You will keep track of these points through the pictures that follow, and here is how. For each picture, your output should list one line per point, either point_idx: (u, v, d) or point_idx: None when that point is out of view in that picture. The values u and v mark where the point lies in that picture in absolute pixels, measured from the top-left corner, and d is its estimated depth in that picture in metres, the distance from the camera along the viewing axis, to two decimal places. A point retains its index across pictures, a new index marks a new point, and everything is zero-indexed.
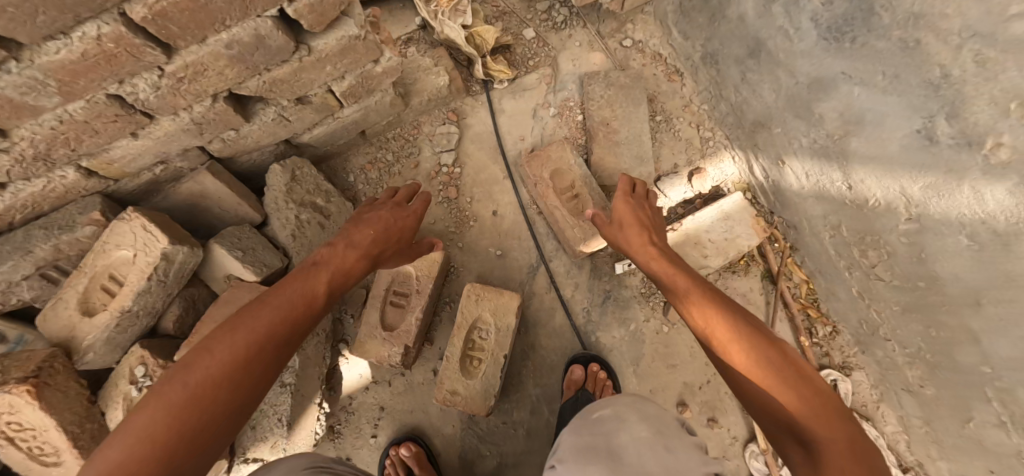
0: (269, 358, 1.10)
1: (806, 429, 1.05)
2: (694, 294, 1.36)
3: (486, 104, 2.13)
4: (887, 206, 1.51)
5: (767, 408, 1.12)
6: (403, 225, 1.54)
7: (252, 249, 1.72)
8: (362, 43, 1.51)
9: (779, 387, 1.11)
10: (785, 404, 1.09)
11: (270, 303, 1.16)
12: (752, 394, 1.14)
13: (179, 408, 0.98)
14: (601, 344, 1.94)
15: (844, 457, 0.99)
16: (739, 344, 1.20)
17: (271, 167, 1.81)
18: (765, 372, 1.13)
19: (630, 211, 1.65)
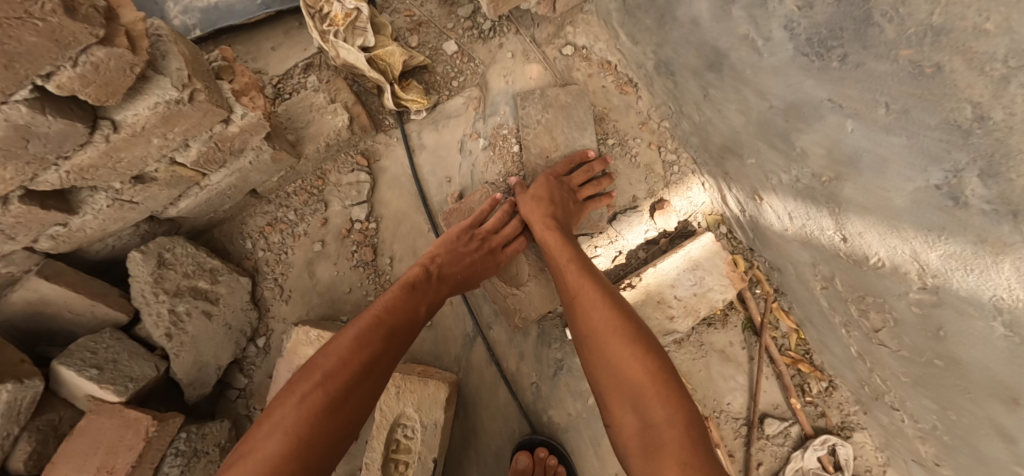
0: (370, 371, 1.12)
1: (645, 407, 1.09)
2: (573, 266, 1.36)
3: (401, 141, 1.78)
4: (893, 268, 1.15)
5: (617, 388, 1.13)
6: (481, 255, 1.47)
7: (113, 360, 1.41)
8: (191, 107, 1.18)
9: (625, 367, 1.14)
10: (633, 387, 1.12)
11: (388, 329, 1.21)
12: (607, 372, 1.16)
13: (299, 439, 1.00)
14: (555, 424, 1.62)
15: (671, 437, 1.03)
16: (604, 323, 1.22)
17: (130, 254, 1.48)
18: (620, 352, 1.16)
19: (543, 187, 1.53)
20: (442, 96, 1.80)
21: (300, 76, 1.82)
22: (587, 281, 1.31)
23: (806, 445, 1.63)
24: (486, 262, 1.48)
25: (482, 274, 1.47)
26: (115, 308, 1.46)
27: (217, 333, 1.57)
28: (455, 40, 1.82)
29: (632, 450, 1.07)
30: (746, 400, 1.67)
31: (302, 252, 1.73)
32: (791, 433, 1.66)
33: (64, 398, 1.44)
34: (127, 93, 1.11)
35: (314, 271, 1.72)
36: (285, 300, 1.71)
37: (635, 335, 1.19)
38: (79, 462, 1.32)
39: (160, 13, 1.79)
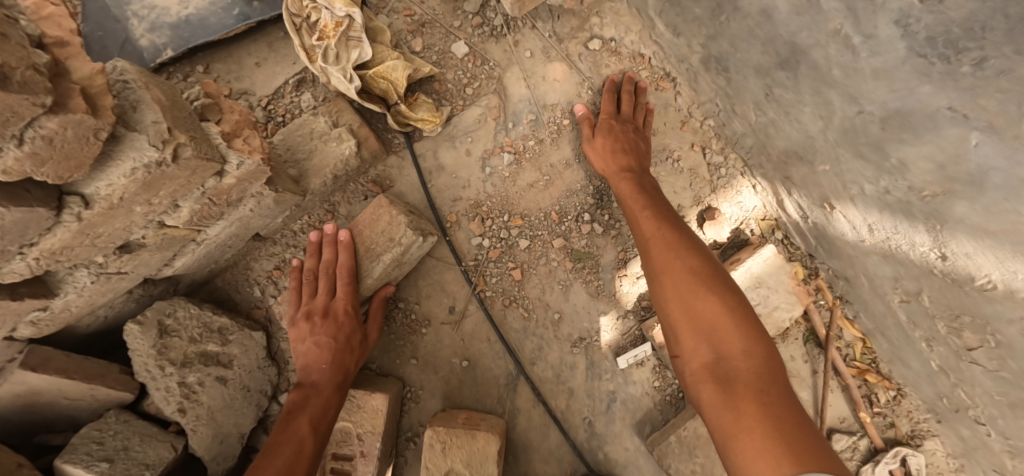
0: None
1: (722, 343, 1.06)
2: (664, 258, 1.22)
3: (415, 161, 1.57)
4: (1008, 292, 1.02)
5: (690, 312, 1.12)
6: (308, 295, 1.38)
7: (122, 448, 1.25)
8: (176, 166, 0.97)
9: (743, 342, 1.05)
10: (729, 336, 1.06)
11: (292, 437, 1.20)
12: (682, 317, 1.13)
13: None
14: (613, 461, 1.51)
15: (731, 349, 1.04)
16: (698, 297, 1.13)
17: (125, 327, 1.31)
18: (727, 330, 1.07)
19: (619, 158, 1.45)
20: (457, 107, 1.60)
21: (293, 94, 1.61)
22: (620, 147, 1.46)
23: (877, 459, 1.53)
24: (324, 279, 1.37)
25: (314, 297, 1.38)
26: (117, 388, 1.29)
27: (233, 399, 1.41)
28: (466, 40, 1.61)
29: (711, 401, 1.01)
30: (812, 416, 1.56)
31: None
32: (859, 447, 1.56)
33: None
34: (97, 161, 0.91)
35: None
36: None
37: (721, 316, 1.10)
38: None
39: (125, 32, 1.57)
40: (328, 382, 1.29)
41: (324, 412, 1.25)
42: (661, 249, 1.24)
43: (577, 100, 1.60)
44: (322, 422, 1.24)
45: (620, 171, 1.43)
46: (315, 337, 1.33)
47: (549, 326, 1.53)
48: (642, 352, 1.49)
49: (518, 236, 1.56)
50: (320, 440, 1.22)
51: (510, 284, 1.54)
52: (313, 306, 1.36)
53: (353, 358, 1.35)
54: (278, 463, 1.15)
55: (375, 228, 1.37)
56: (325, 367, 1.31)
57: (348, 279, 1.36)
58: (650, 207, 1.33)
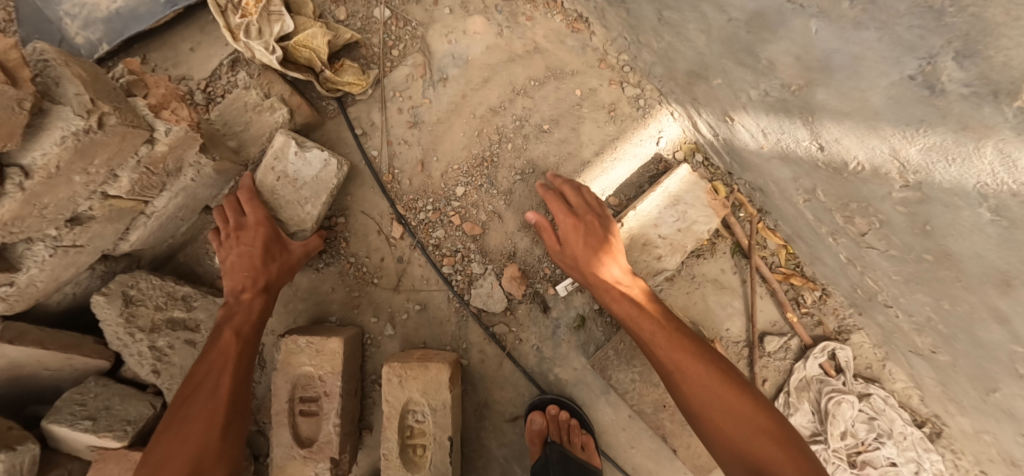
0: (208, 386, 1.28)
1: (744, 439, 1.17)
2: (689, 361, 1.28)
3: (349, 125, 1.67)
4: (874, 171, 1.12)
5: (717, 420, 1.22)
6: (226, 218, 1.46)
7: (103, 408, 1.37)
8: (104, 134, 1.07)
9: (758, 437, 1.16)
10: (756, 447, 1.15)
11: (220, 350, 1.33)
12: (723, 432, 1.20)
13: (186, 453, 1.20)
14: (563, 381, 1.63)
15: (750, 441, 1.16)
16: (708, 394, 1.24)
17: (92, 300, 1.41)
18: (752, 435, 1.17)
19: (585, 244, 1.45)
20: (385, 69, 1.69)
21: (229, 75, 1.70)
22: (596, 242, 1.44)
23: (807, 355, 1.65)
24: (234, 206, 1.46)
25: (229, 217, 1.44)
26: (93, 356, 1.41)
27: None
28: (386, 4, 1.68)
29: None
30: (744, 323, 1.67)
31: None
32: (791, 346, 1.68)
33: (69, 453, 1.40)
34: (28, 132, 1.01)
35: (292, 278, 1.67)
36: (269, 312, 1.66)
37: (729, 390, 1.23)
38: None
39: (60, 33, 1.65)
40: (250, 290, 1.40)
41: (248, 319, 1.37)
42: (681, 360, 1.29)
43: (498, 50, 1.68)
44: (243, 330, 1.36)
45: (631, 283, 1.40)
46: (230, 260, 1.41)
47: (491, 264, 1.63)
48: None
49: (454, 185, 1.65)
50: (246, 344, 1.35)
51: (452, 230, 1.64)
52: (229, 226, 1.44)
53: (274, 265, 1.42)
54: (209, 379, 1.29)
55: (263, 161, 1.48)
56: (248, 276, 1.40)
57: (250, 197, 1.45)
58: (664, 330, 1.34)
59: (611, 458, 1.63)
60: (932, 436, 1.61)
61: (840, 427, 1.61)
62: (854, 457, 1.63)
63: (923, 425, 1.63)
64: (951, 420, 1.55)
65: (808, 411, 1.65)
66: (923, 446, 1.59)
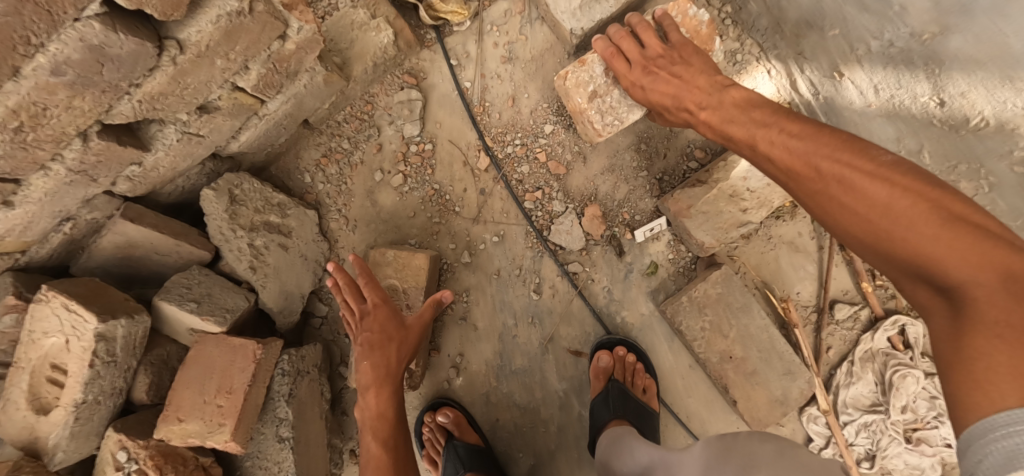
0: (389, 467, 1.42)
1: (917, 251, 0.82)
2: (824, 161, 0.98)
3: (444, 55, 1.71)
4: (998, 126, 1.10)
5: (864, 223, 0.91)
6: (380, 331, 1.46)
7: (206, 295, 1.45)
8: (252, 19, 1.10)
9: (924, 230, 0.82)
10: (931, 250, 0.80)
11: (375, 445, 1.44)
12: (857, 217, 0.92)
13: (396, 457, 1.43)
14: (629, 324, 1.68)
15: (929, 227, 0.82)
16: (852, 189, 0.93)
17: (201, 193, 1.49)
18: (916, 226, 0.83)
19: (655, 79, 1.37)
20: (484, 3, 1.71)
21: None
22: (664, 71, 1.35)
23: (876, 327, 1.66)
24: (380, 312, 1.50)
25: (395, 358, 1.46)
26: (198, 247, 1.49)
27: (294, 264, 1.61)
28: None
29: (932, 317, 0.81)
30: (816, 288, 1.69)
31: (361, 181, 1.74)
32: (860, 317, 1.68)
33: (168, 335, 1.50)
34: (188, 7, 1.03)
35: (376, 198, 1.74)
36: (352, 229, 1.74)
37: (896, 186, 0.88)
38: (199, 385, 1.37)
39: None
40: (376, 382, 1.44)
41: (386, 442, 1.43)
42: (806, 173, 1.01)
43: None
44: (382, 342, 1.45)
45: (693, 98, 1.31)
46: (370, 307, 1.48)
47: (572, 203, 1.67)
48: (658, 227, 1.64)
49: (543, 122, 1.69)
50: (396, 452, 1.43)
51: (537, 167, 1.68)
52: (359, 309, 1.49)
53: (392, 345, 1.46)
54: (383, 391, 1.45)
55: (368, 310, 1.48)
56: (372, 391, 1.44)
57: (371, 283, 1.49)
58: (762, 141, 1.13)
59: (667, 404, 1.68)
60: None
61: (901, 401, 1.62)
62: (910, 433, 1.64)
63: None
64: None
65: (871, 382, 1.66)
66: None
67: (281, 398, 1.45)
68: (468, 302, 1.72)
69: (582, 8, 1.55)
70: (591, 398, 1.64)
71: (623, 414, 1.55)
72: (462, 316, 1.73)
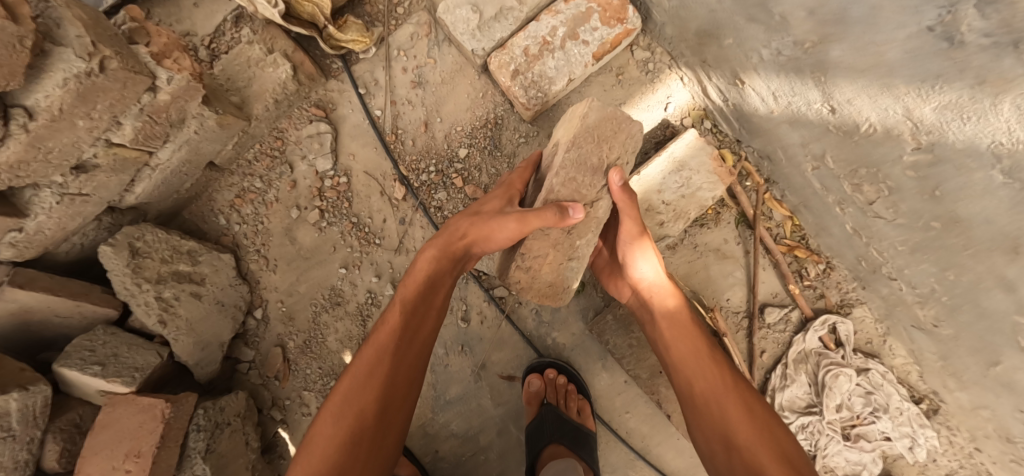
0: (354, 398, 1.17)
1: (738, 435, 1.13)
2: (671, 327, 1.33)
3: (353, 84, 1.66)
4: (886, 132, 1.08)
5: (700, 384, 1.23)
6: (436, 260, 1.30)
7: (112, 355, 1.40)
8: (106, 78, 1.09)
9: (749, 432, 1.13)
10: (753, 450, 1.10)
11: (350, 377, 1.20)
12: (723, 441, 1.14)
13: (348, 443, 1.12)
14: (561, 345, 1.65)
15: (754, 423, 1.14)
16: (687, 352, 1.28)
17: (100, 250, 1.44)
18: (739, 422, 1.15)
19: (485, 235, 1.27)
20: (389, 27, 1.66)
21: (233, 31, 1.64)
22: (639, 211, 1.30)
23: (807, 328, 1.65)
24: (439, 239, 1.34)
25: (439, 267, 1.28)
26: (102, 304, 1.44)
27: (209, 312, 1.56)
28: None
29: None
30: (745, 293, 1.68)
31: (278, 219, 1.69)
32: (791, 318, 1.67)
33: (80, 397, 1.46)
34: (31, 73, 1.04)
35: (295, 236, 1.70)
36: (273, 269, 1.70)
37: (728, 380, 1.23)
38: (107, 451, 1.33)
39: None
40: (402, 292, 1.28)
41: (364, 387, 1.18)
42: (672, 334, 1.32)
43: None
44: (404, 334, 1.23)
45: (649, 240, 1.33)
46: (461, 228, 1.30)
47: None
48: None
49: (458, 146, 1.66)
50: (358, 419, 1.15)
51: (456, 192, 1.65)
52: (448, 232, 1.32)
53: (419, 305, 1.26)
54: (371, 403, 1.16)
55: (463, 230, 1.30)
56: (398, 306, 1.27)
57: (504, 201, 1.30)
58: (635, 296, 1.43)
59: (606, 422, 1.66)
60: (929, 413, 1.61)
61: (835, 400, 1.62)
62: (849, 430, 1.65)
63: (920, 401, 1.62)
64: (948, 396, 1.54)
65: (804, 383, 1.66)
66: (920, 422, 1.60)
67: (196, 455, 1.40)
68: None
69: (482, 27, 1.51)
70: (527, 424, 1.62)
71: (559, 438, 1.54)
72: None
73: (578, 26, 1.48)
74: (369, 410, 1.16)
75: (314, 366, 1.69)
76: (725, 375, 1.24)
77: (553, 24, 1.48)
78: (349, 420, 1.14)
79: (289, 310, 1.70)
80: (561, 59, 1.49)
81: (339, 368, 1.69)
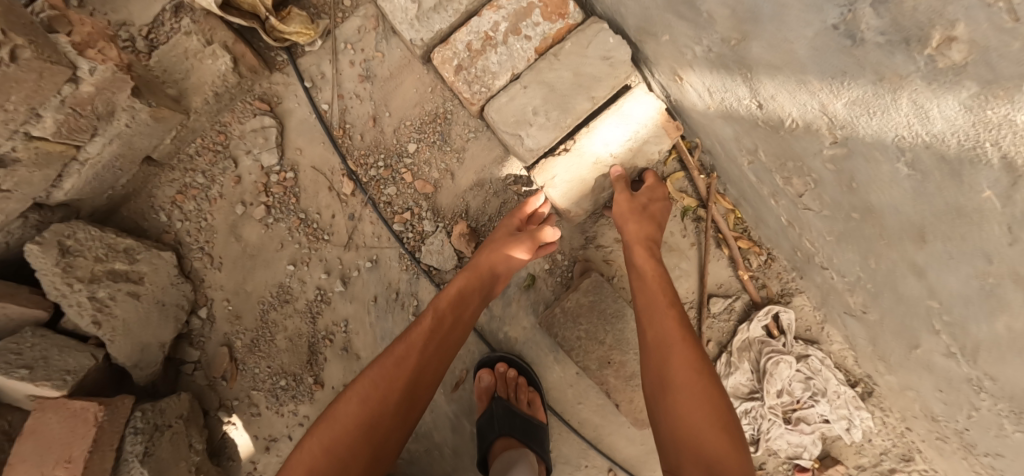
0: (387, 394, 1.20)
1: (673, 402, 1.11)
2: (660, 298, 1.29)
3: (298, 77, 1.64)
4: (806, 126, 1.13)
5: (661, 350, 1.19)
6: (485, 262, 1.43)
7: (41, 358, 1.34)
8: (18, 67, 1.11)
9: (688, 394, 1.11)
10: (688, 417, 1.08)
11: (382, 365, 1.24)
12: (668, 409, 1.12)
13: (361, 435, 1.16)
14: (512, 338, 1.67)
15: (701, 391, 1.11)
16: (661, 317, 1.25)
17: (26, 248, 1.38)
18: (685, 387, 1.12)
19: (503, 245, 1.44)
20: (335, 20, 1.64)
21: (172, 21, 1.56)
22: (651, 235, 1.43)
23: (751, 317, 1.71)
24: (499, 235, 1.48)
25: (499, 265, 1.44)
26: (29, 306, 1.39)
27: (148, 312, 1.51)
28: None
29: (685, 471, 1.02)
30: (692, 284, 1.73)
31: (222, 215, 1.65)
32: (735, 308, 1.74)
33: (10, 403, 1.40)
34: None
35: (241, 233, 1.66)
36: (217, 267, 1.65)
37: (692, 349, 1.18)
38: (35, 458, 1.29)
39: None
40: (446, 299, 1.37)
41: (387, 379, 1.21)
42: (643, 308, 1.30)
43: None
44: (432, 343, 1.29)
45: (651, 266, 1.37)
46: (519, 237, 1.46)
47: (442, 222, 1.64)
48: None
49: (406, 141, 1.65)
50: (381, 405, 1.19)
51: (406, 187, 1.64)
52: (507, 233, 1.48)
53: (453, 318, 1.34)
54: (391, 400, 1.20)
55: (500, 241, 1.45)
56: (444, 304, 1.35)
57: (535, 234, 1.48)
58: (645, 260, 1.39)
59: (558, 414, 1.68)
60: (863, 395, 1.69)
61: (776, 385, 1.68)
62: (790, 414, 1.71)
63: (856, 384, 1.70)
64: (880, 379, 1.61)
65: (748, 370, 1.72)
66: (855, 405, 1.67)
67: (133, 458, 1.36)
68: (347, 332, 1.67)
69: (421, 17, 1.49)
70: (478, 419, 1.62)
71: (508, 431, 1.54)
72: (343, 346, 1.67)
73: (520, 21, 1.48)
74: (394, 406, 1.20)
75: (263, 365, 1.66)
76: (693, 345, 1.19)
77: (496, 19, 1.48)
78: (361, 413, 1.18)
79: (235, 309, 1.66)
80: (504, 54, 1.49)
81: (288, 367, 1.66)
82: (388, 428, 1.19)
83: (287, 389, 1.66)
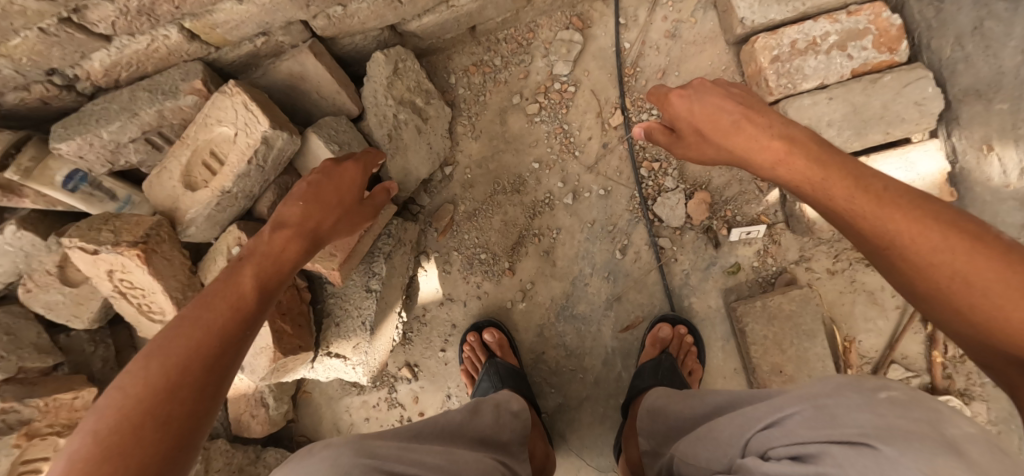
0: (205, 346, 0.95)
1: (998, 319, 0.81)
2: (863, 199, 0.96)
3: (616, 12, 1.80)
4: None
5: (933, 267, 0.87)
6: (338, 188, 1.32)
7: (348, 144, 1.58)
8: None
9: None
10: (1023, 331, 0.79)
11: (240, 290, 1.04)
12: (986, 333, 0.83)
13: (175, 362, 0.92)
14: (694, 311, 1.77)
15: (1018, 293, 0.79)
16: (879, 217, 0.93)
17: (374, 54, 1.62)
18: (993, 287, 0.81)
19: (336, 192, 1.31)
20: None
21: None
22: (834, 159, 1.04)
23: None
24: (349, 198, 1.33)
25: (330, 215, 1.28)
26: (351, 101, 1.64)
27: (421, 148, 1.73)
28: None
29: None
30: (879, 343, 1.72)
31: (498, 98, 1.86)
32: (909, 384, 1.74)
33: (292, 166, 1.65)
34: None
35: (506, 119, 1.86)
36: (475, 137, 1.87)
37: (970, 247, 0.84)
38: None
39: None
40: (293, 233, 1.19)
41: (234, 303, 1.01)
42: (866, 199, 0.95)
43: None
44: (267, 274, 1.11)
45: (851, 176, 1.00)
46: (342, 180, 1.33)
47: (684, 185, 1.75)
48: (755, 232, 1.71)
49: None
50: (184, 400, 0.91)
51: None
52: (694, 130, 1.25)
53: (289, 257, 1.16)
54: (190, 342, 0.95)
55: (329, 187, 1.30)
56: (290, 229, 1.19)
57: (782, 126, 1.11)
58: (848, 185, 0.99)
59: None
60: None
61: None
62: None
63: None
64: None
65: None
66: None
67: (380, 254, 1.58)
68: (555, 239, 1.83)
69: (761, 3, 1.61)
70: (640, 362, 1.72)
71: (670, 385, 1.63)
72: (545, 249, 1.84)
73: (850, 40, 1.56)
74: (215, 369, 0.96)
75: (473, 234, 1.86)
76: (967, 240, 0.85)
77: (828, 30, 1.57)
78: (185, 368, 0.93)
79: (472, 179, 1.87)
80: (822, 62, 1.58)
81: (493, 245, 1.85)
82: (165, 404, 0.89)
83: (483, 263, 1.86)
